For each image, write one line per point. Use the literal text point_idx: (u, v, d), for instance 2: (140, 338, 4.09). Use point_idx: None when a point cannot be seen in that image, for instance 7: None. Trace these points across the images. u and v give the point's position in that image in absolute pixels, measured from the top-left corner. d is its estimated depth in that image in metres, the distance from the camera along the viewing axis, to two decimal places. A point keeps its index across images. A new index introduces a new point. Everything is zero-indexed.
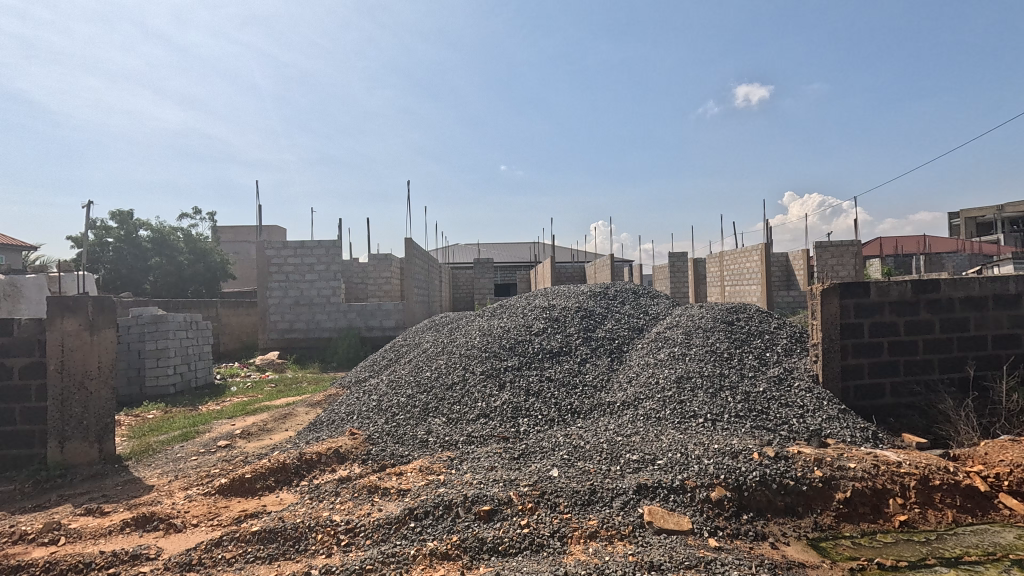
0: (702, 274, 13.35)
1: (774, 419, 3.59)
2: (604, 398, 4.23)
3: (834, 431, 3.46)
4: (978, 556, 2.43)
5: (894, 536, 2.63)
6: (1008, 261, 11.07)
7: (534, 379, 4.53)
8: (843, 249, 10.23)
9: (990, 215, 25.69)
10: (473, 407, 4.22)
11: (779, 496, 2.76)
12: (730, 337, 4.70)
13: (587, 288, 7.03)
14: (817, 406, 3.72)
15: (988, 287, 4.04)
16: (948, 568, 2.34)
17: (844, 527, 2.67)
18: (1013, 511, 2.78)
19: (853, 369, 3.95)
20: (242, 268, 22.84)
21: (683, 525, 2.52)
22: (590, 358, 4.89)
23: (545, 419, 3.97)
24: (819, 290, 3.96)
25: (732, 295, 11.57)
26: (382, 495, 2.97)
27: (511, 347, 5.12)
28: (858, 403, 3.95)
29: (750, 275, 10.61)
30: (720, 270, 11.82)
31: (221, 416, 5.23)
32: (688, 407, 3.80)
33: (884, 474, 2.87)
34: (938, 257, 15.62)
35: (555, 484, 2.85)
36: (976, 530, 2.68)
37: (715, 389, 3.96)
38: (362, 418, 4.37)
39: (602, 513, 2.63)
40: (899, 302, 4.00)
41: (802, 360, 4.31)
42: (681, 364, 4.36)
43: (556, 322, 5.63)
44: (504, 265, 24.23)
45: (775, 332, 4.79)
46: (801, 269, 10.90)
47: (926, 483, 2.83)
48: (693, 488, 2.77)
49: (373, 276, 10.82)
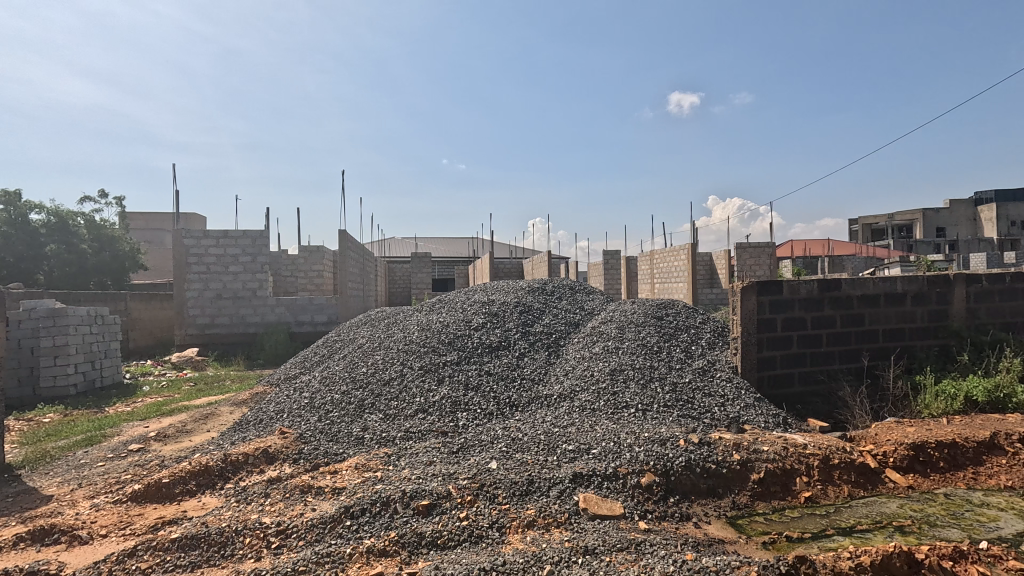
0: (634, 272, 13.94)
1: (698, 408, 3.83)
2: (541, 391, 4.31)
3: (751, 418, 3.75)
4: (868, 524, 2.73)
5: (800, 510, 2.90)
6: (895, 263, 12.33)
7: (473, 374, 4.55)
8: (759, 250, 11.02)
9: (882, 223, 28.79)
10: (411, 402, 4.17)
11: (702, 480, 2.97)
12: (659, 331, 4.96)
13: (526, 283, 7.14)
14: (735, 395, 4.01)
15: (880, 287, 4.52)
16: (843, 537, 2.61)
17: (757, 504, 2.92)
18: (896, 484, 3.14)
19: (767, 360, 4.29)
20: (156, 259, 21.18)
21: (615, 510, 2.65)
22: (529, 352, 4.98)
23: (484, 413, 3.99)
24: (739, 287, 4.25)
25: (661, 292, 12.16)
26: (316, 495, 2.87)
27: (451, 341, 5.09)
28: (771, 391, 4.30)
29: (677, 273, 11.21)
30: (651, 268, 12.40)
31: (133, 417, 4.82)
32: (621, 397, 3.98)
33: (792, 455, 3.16)
34: (839, 259, 17.17)
35: (494, 476, 2.89)
36: (867, 502, 2.99)
37: (645, 380, 4.15)
38: (294, 416, 4.19)
39: (539, 502, 2.70)
40: (808, 299, 4.39)
41: (723, 353, 4.62)
42: (615, 357, 4.54)
43: (496, 317, 5.67)
44: (442, 261, 24.05)
45: (700, 326, 5.11)
46: (723, 268, 11.66)
47: (827, 462, 3.15)
48: (625, 474, 2.91)
49: (303, 269, 10.33)
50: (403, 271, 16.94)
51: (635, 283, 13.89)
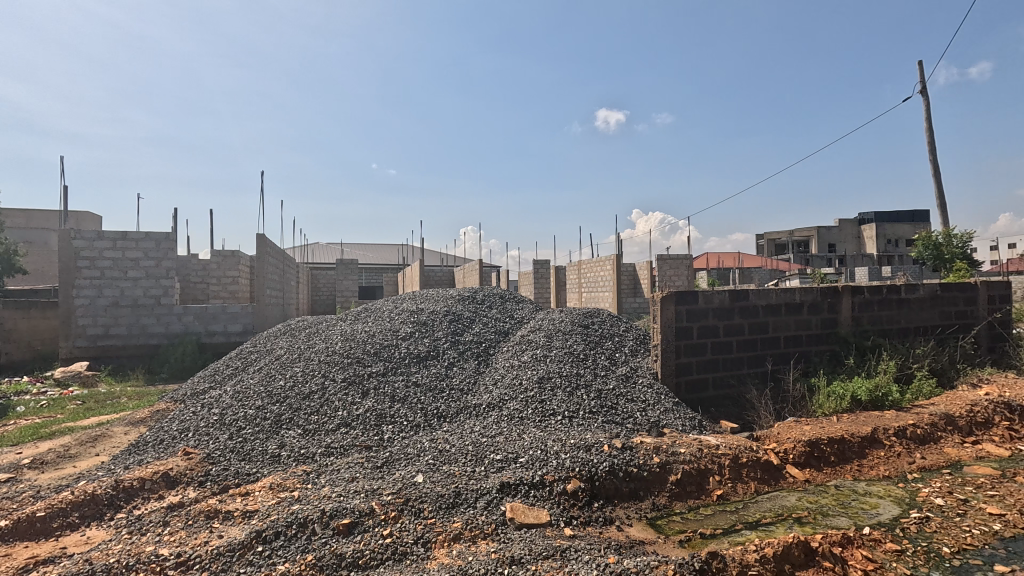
0: (563, 281, 14.29)
1: (621, 413, 3.97)
2: (469, 401, 4.28)
3: (669, 421, 3.95)
4: (772, 518, 2.95)
5: (713, 508, 3.08)
6: (794, 275, 13.57)
7: (400, 385, 4.43)
8: (678, 262, 11.70)
9: (784, 239, 31.61)
10: (332, 416, 3.98)
11: (625, 483, 3.07)
12: (585, 339, 5.10)
13: (456, 292, 7.08)
14: (656, 400, 4.20)
15: (781, 297, 4.94)
16: (750, 531, 2.80)
17: (675, 504, 3.06)
18: (795, 479, 3.42)
19: (684, 366, 4.54)
20: (38, 262, 18.81)
21: (541, 518, 2.67)
22: (458, 362, 4.93)
23: (411, 425, 3.89)
24: (659, 297, 4.48)
25: (588, 301, 12.54)
26: (223, 520, 2.65)
27: (377, 352, 4.93)
28: (688, 396, 4.55)
29: (603, 282, 11.63)
30: (579, 278, 12.78)
31: (2, 443, 4.21)
32: (548, 405, 4.04)
33: (706, 456, 3.36)
34: (747, 271, 18.61)
35: (420, 490, 2.82)
36: (770, 496, 3.24)
37: (572, 388, 4.25)
38: (200, 435, 3.85)
39: (466, 514, 2.66)
40: (720, 308, 4.70)
41: (645, 359, 4.84)
42: (543, 365, 4.61)
43: (424, 326, 5.57)
44: (370, 268, 23.35)
45: (623, 334, 5.31)
46: (645, 278, 12.25)
47: (737, 461, 3.38)
48: (551, 482, 2.95)
49: (215, 275, 9.61)
50: (328, 278, 16.25)
51: (564, 292, 14.24)
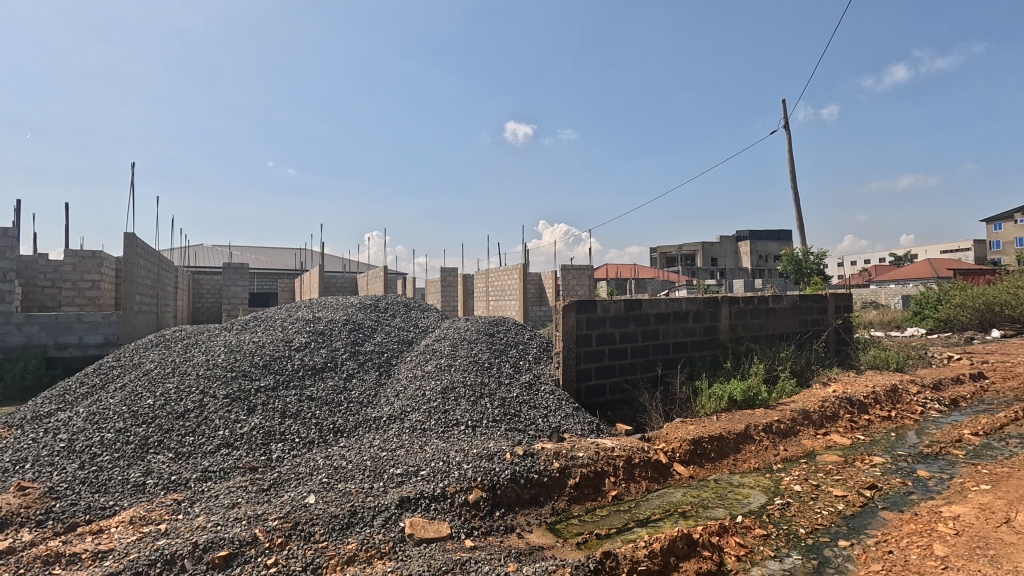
0: (470, 290, 14.30)
1: (524, 420, 4.03)
2: (369, 414, 4.10)
3: (570, 427, 4.08)
4: (661, 514, 3.15)
5: (608, 508, 3.21)
6: (683, 286, 14.78)
7: (292, 399, 4.13)
8: (580, 272, 12.22)
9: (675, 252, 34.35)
10: (211, 437, 3.60)
11: (525, 490, 3.11)
12: (490, 347, 5.13)
13: (357, 299, 6.79)
14: (557, 406, 4.33)
15: (670, 306, 5.34)
16: (641, 528, 2.96)
17: (573, 507, 3.16)
18: (681, 475, 3.68)
19: (584, 373, 4.73)
20: None
21: (441, 531, 2.61)
22: (357, 373, 4.71)
23: (304, 442, 3.64)
24: (561, 305, 4.63)
25: (495, 310, 12.66)
26: (68, 564, 2.27)
27: (266, 364, 4.57)
28: (587, 401, 4.74)
29: (510, 291, 11.81)
30: (486, 287, 12.87)
31: None
32: (452, 415, 3.99)
33: (603, 459, 3.51)
34: (643, 282, 19.94)
35: (311, 512, 2.63)
36: (659, 493, 3.46)
37: (476, 397, 4.24)
38: (41, 466, 3.29)
39: (361, 534, 2.53)
40: (617, 317, 4.97)
41: (547, 367, 4.97)
42: (447, 374, 4.55)
43: (321, 336, 5.26)
44: (263, 274, 21.68)
45: (527, 342, 5.42)
46: (550, 287, 12.64)
47: (630, 462, 3.57)
48: (453, 493, 2.90)
49: (70, 279, 8.34)
50: (214, 283, 14.82)
51: (472, 301, 14.25)
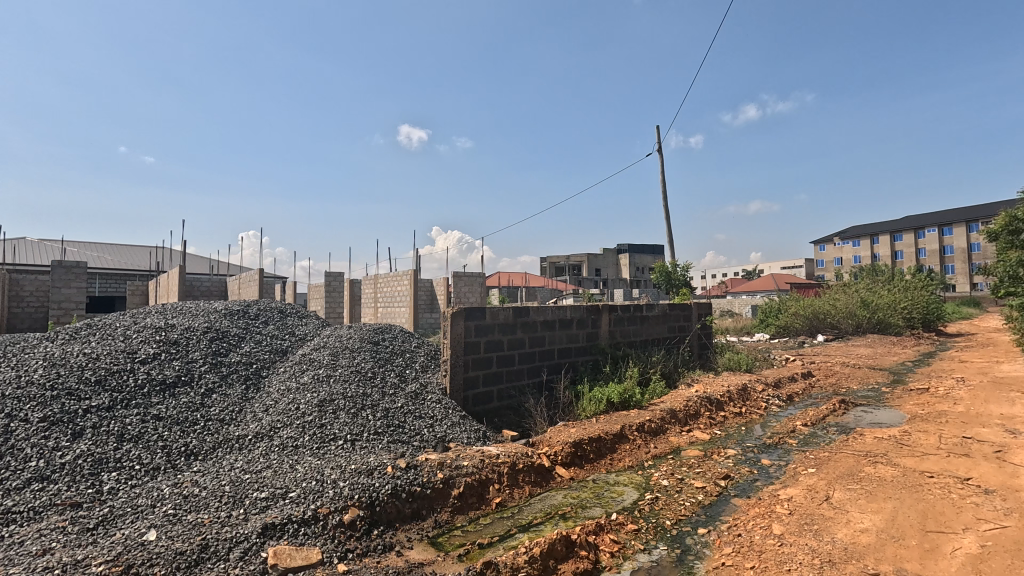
0: (358, 295, 13.65)
1: (408, 431, 3.89)
2: (231, 433, 3.67)
3: (455, 436, 4.01)
4: (542, 517, 3.21)
5: (491, 516, 3.20)
6: (569, 295, 15.50)
7: (133, 421, 3.56)
8: (472, 279, 12.25)
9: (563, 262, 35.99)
10: (19, 470, 2.96)
11: (407, 504, 2.98)
12: (374, 356, 4.89)
13: (223, 305, 6.11)
14: (443, 415, 4.24)
15: (556, 313, 5.53)
16: (523, 533, 2.99)
17: (456, 518, 3.09)
18: (562, 478, 3.80)
19: (472, 380, 4.71)
20: None
21: (311, 558, 2.40)
22: (218, 388, 4.20)
23: (146, 469, 3.15)
24: (450, 312, 4.57)
25: (384, 317, 12.22)
26: None
27: (101, 380, 3.90)
28: (474, 409, 4.72)
29: (400, 298, 11.48)
30: (374, 292, 12.38)
31: None
32: (329, 429, 3.71)
33: (487, 466, 3.49)
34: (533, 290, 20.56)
35: (150, 552, 2.26)
36: (541, 497, 3.53)
37: (356, 409, 4.00)
38: None
39: (213, 571, 2.23)
40: (505, 324, 5.02)
41: (434, 375, 4.86)
42: (325, 386, 4.25)
43: (176, 346, 4.63)
44: (109, 274, 18.76)
45: (414, 350, 5.27)
46: (442, 294, 12.51)
47: (514, 467, 3.60)
48: (326, 515, 2.69)
49: None
50: (40, 283, 12.49)
51: (359, 307, 13.61)
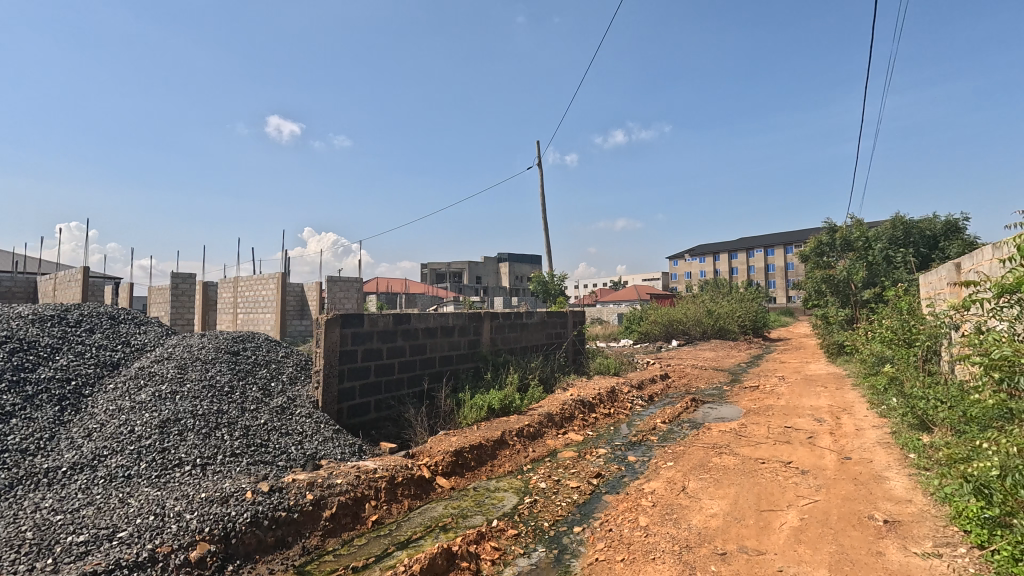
0: (213, 300, 12.17)
1: (272, 451, 3.51)
2: (37, 466, 3.00)
3: (327, 452, 3.72)
4: (422, 531, 3.10)
5: (367, 536, 3.01)
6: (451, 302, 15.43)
7: None
8: (348, 284, 11.61)
9: (444, 269, 35.82)
10: None
11: (269, 532, 2.68)
12: (233, 368, 4.36)
13: (30, 309, 5.02)
14: (314, 430, 3.91)
15: (438, 321, 5.44)
16: (401, 550, 2.85)
17: (327, 542, 2.85)
18: (443, 488, 3.71)
19: (347, 392, 4.42)
20: None
21: None
22: (20, 412, 3.43)
23: None
24: (324, 319, 4.25)
25: (244, 324, 11.05)
26: None
27: None
28: (349, 422, 4.43)
29: (265, 303, 10.47)
30: (234, 297, 11.14)
31: None
32: (172, 454, 3.21)
33: (363, 483, 3.29)
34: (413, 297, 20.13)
35: None
36: (421, 510, 3.41)
37: (209, 428, 3.52)
38: None
39: None
40: (384, 331, 4.81)
41: (304, 388, 4.47)
42: (169, 404, 3.68)
43: None
44: None
45: (281, 361, 4.80)
46: (314, 299, 11.67)
47: (392, 482, 3.43)
48: (166, 555, 2.31)
49: None
50: None
51: (214, 313, 12.14)
